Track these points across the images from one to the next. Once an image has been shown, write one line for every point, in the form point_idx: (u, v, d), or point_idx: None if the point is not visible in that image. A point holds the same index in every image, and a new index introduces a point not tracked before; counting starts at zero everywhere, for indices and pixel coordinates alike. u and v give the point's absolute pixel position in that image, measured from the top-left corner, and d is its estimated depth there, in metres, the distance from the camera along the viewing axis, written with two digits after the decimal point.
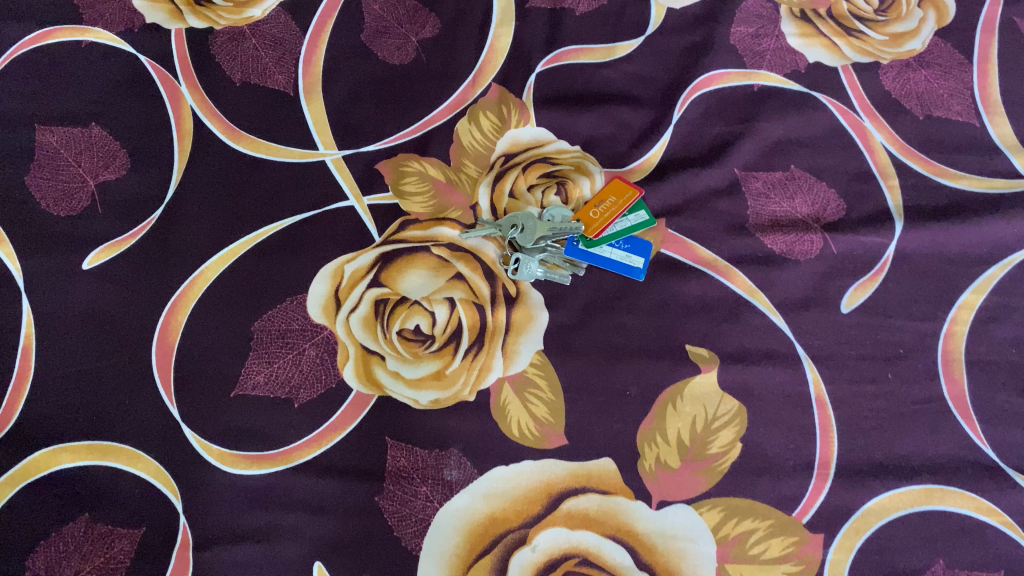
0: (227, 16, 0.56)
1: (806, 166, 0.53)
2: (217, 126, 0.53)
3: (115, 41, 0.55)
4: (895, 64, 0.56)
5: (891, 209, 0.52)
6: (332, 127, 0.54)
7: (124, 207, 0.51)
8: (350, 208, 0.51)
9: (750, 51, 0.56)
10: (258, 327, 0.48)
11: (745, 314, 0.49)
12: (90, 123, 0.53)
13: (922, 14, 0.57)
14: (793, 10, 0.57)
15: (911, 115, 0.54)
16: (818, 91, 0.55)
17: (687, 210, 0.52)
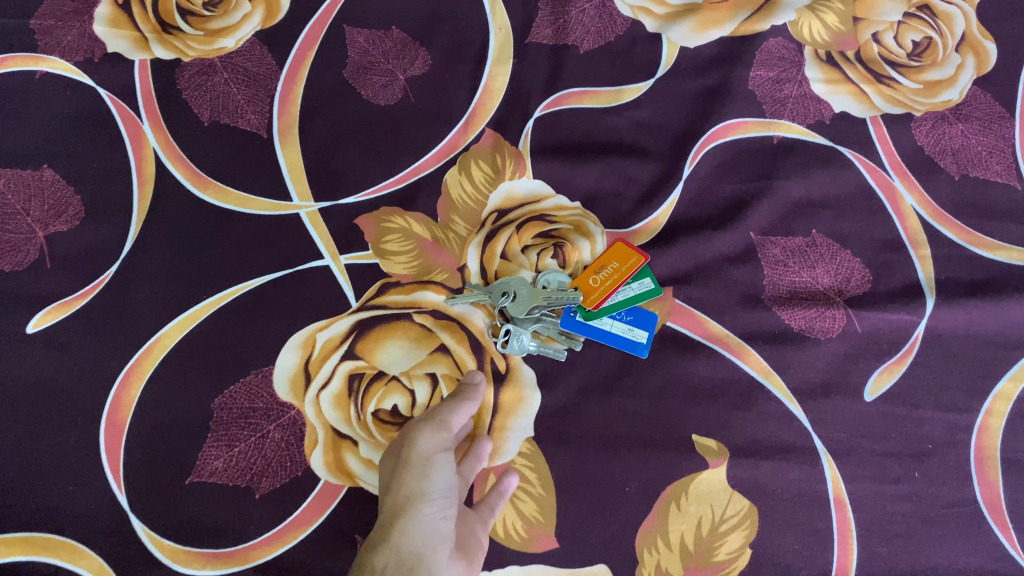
0: (197, 47, 0.51)
1: (829, 231, 0.48)
2: (182, 171, 0.48)
3: (72, 72, 0.50)
4: (929, 116, 0.51)
5: (922, 283, 0.47)
6: (307, 174, 0.49)
7: (76, 262, 0.46)
8: (325, 268, 0.47)
9: (770, 97, 0.51)
10: (218, 405, 0.43)
11: (759, 400, 0.44)
12: (42, 165, 0.48)
13: (960, 60, 0.52)
14: (818, 52, 0.52)
15: (946, 175, 0.49)
16: (844, 145, 0.50)
17: (696, 279, 0.47)
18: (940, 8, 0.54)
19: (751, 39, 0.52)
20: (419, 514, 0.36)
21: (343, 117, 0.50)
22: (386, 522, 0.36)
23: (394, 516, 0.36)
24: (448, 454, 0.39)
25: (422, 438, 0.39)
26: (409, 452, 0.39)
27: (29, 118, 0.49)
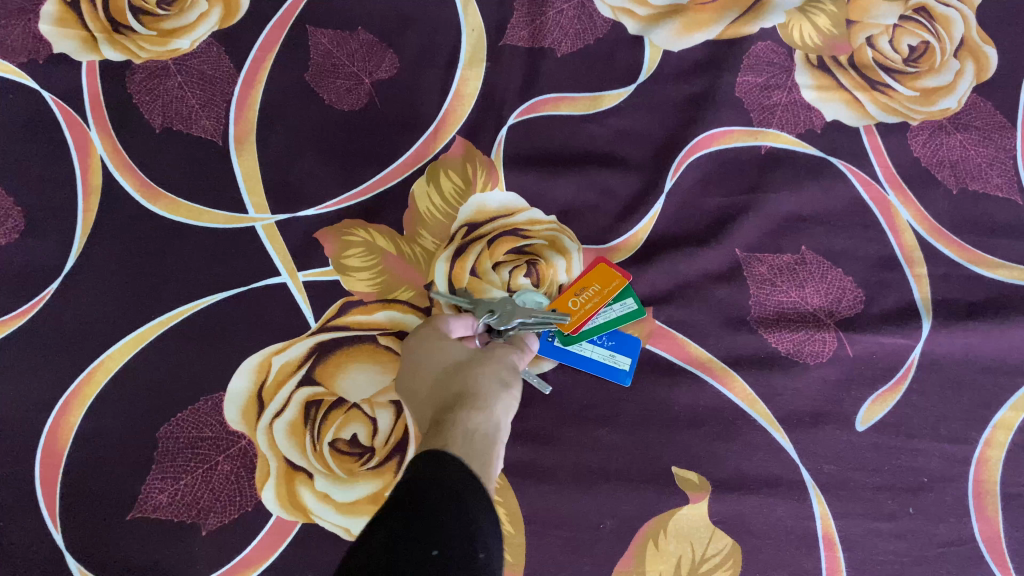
0: (150, 48, 0.48)
1: (820, 248, 0.45)
2: (131, 182, 0.45)
3: (15, 73, 0.47)
4: (926, 126, 0.48)
5: (918, 303, 0.44)
6: (265, 185, 0.46)
7: (15, 278, 0.43)
8: (282, 285, 0.44)
9: (758, 105, 0.48)
10: (164, 434, 0.40)
11: (743, 430, 0.41)
12: None
13: (959, 67, 0.49)
14: (809, 57, 0.49)
15: (944, 189, 0.47)
16: (836, 157, 0.47)
17: (678, 299, 0.44)
18: (938, 10, 0.51)
19: (739, 42, 0.49)
20: (499, 418, 0.35)
21: (304, 124, 0.47)
22: (471, 394, 0.34)
23: (477, 395, 0.34)
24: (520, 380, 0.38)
25: (510, 352, 0.38)
26: (493, 354, 0.37)
27: None
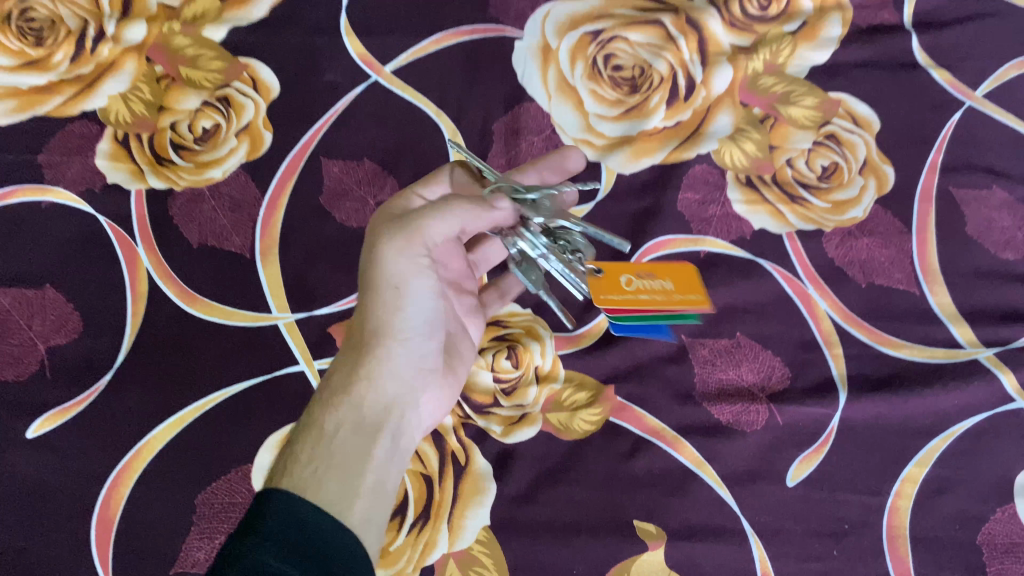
0: (188, 177, 0.57)
1: (753, 334, 0.54)
2: (172, 289, 0.54)
3: (75, 201, 0.57)
4: (837, 231, 0.58)
5: (835, 379, 0.53)
6: (286, 289, 0.54)
7: (73, 372, 0.51)
8: (301, 373, 0.52)
9: (697, 217, 0.58)
10: (201, 500, 0.48)
11: (693, 487, 0.49)
12: (44, 284, 0.54)
13: (862, 182, 0.59)
14: (739, 176, 0.59)
15: (854, 283, 0.56)
16: (764, 258, 0.57)
17: (635, 377, 0.52)
18: (845, 136, 0.61)
19: (680, 165, 0.59)
20: (378, 374, 0.42)
21: (318, 237, 0.56)
22: (347, 378, 0.42)
23: (359, 366, 0.42)
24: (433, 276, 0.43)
25: (393, 244, 0.41)
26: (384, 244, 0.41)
27: (37, 243, 0.55)
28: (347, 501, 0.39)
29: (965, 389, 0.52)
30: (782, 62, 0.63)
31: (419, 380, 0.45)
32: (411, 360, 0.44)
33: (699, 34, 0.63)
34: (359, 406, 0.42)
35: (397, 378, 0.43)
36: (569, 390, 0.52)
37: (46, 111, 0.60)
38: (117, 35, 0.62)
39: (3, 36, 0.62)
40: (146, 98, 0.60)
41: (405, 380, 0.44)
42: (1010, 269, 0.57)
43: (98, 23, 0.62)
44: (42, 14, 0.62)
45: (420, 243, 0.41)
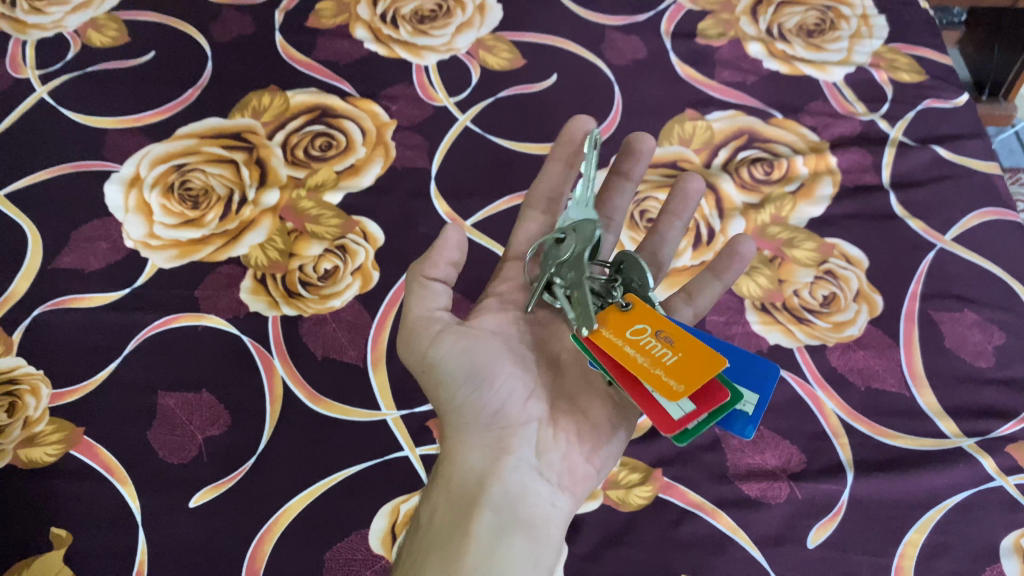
0: (313, 305, 0.72)
1: (773, 427, 0.66)
2: (303, 392, 0.67)
3: (224, 324, 0.71)
4: (838, 345, 0.70)
5: (844, 463, 0.64)
6: (392, 392, 0.68)
7: (226, 456, 0.64)
8: (405, 457, 0.65)
9: (722, 335, 0.71)
10: (329, 555, 0.60)
11: (730, 548, 0.60)
12: (201, 388, 0.67)
13: (857, 307, 0.73)
14: (755, 302, 0.73)
15: (855, 386, 0.68)
16: (780, 367, 0.69)
17: (678, 461, 0.64)
18: (840, 272, 0.75)
19: None
20: (467, 452, 0.53)
21: None
22: (447, 466, 0.54)
23: (454, 452, 0.54)
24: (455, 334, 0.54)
25: (406, 352, 0.55)
26: (405, 343, 0.55)
27: (193, 357, 0.69)
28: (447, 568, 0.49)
29: (951, 470, 0.63)
30: (786, 214, 0.79)
31: (506, 444, 0.53)
32: (491, 426, 0.53)
33: (716, 194, 0.80)
34: (457, 487, 0.52)
35: (480, 450, 0.53)
36: (625, 471, 0.63)
37: (200, 258, 0.75)
38: (256, 199, 0.79)
39: (168, 201, 0.79)
40: (279, 247, 0.76)
41: (489, 449, 0.53)
42: (984, 375, 0.69)
43: (242, 190, 0.79)
44: (197, 184, 0.79)
45: (422, 321, 0.54)
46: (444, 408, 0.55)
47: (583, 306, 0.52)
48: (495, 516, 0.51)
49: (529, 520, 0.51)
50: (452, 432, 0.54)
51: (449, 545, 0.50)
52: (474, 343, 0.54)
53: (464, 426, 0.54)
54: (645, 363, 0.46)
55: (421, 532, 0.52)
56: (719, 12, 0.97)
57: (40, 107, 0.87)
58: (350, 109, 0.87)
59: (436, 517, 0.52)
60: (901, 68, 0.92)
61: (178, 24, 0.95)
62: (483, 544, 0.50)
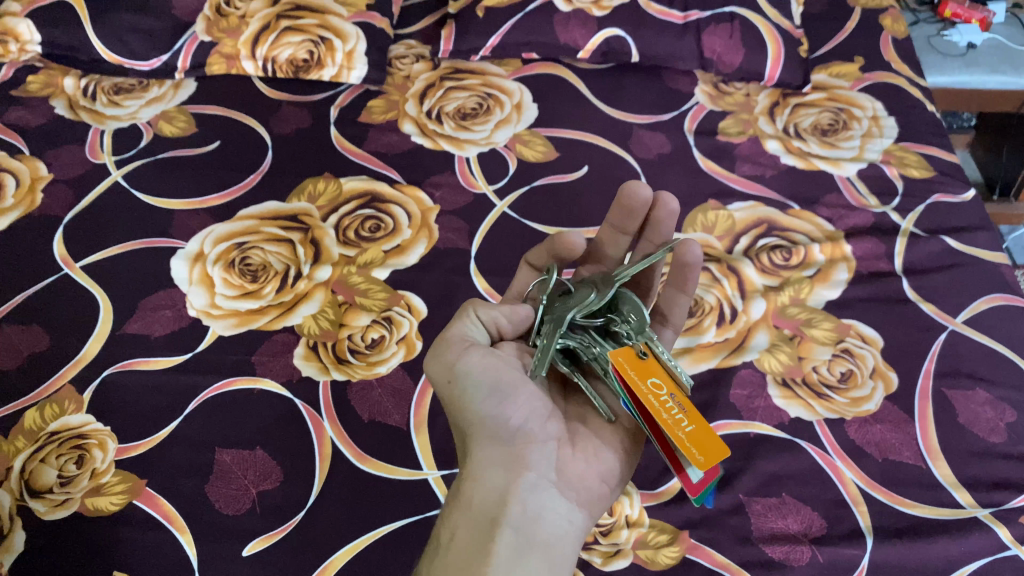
0: (360, 371, 0.78)
1: (795, 494, 0.69)
2: (351, 452, 0.72)
3: (278, 387, 0.76)
4: (856, 419, 0.74)
5: (863, 529, 0.67)
6: (433, 453, 0.72)
7: (277, 509, 0.68)
8: None
9: (746, 407, 0.75)
10: None
11: None
12: (255, 446, 0.72)
13: (873, 383, 0.77)
14: (776, 377, 0.77)
15: (872, 458, 0.72)
16: (800, 438, 0.73)
17: (703, 525, 0.67)
18: (856, 350, 0.79)
19: (730, 368, 0.78)
20: (486, 467, 0.58)
21: None
22: (465, 479, 0.59)
23: (471, 467, 0.59)
24: (484, 354, 0.59)
25: (433, 366, 0.60)
26: (436, 354, 0.60)
27: (249, 418, 0.74)
28: None
29: (967, 538, 0.66)
30: (804, 296, 0.84)
31: (524, 463, 0.59)
32: (510, 445, 0.59)
33: (738, 277, 0.85)
34: (476, 502, 0.57)
35: (499, 467, 0.58)
36: (653, 533, 0.67)
37: (258, 326, 0.81)
38: (310, 274, 0.85)
39: (229, 274, 0.85)
40: (330, 317, 0.82)
41: (507, 469, 0.58)
42: (996, 449, 0.72)
43: (297, 266, 0.86)
44: (256, 260, 0.86)
45: (452, 341, 0.60)
46: (465, 429, 0.60)
47: (543, 353, 0.59)
48: (515, 535, 0.56)
49: (546, 539, 0.57)
50: (471, 453, 0.59)
51: (471, 564, 0.54)
52: (500, 362, 0.59)
53: (486, 442, 0.59)
54: (670, 421, 0.51)
55: (439, 550, 0.56)
56: (739, 112, 1.07)
57: (114, 189, 0.94)
58: (397, 195, 0.95)
59: (456, 536, 0.56)
60: (909, 165, 1.00)
61: (242, 117, 1.05)
62: (504, 563, 0.55)
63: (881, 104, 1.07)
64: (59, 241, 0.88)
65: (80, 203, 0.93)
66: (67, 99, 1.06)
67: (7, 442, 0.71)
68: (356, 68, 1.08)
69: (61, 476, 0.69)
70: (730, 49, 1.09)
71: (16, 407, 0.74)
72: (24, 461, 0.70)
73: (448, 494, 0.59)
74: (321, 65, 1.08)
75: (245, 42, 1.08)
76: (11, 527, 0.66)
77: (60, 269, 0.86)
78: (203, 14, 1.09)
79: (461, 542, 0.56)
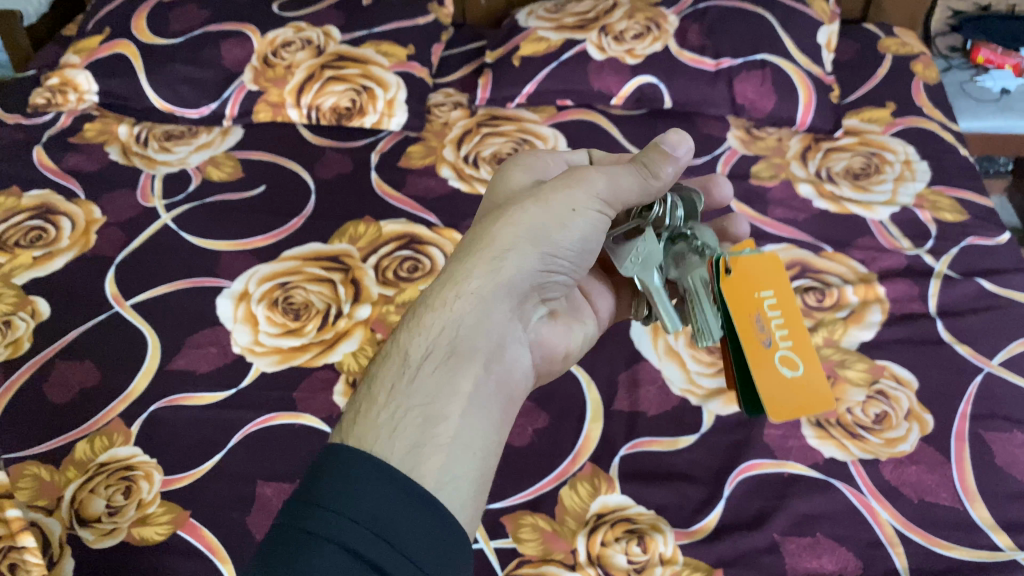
0: None
1: (829, 534, 0.69)
2: None
3: (318, 422, 0.78)
4: (890, 460, 0.74)
5: (900, 570, 0.66)
6: None
7: None
8: (480, 548, 0.68)
9: (780, 447, 0.75)
10: None
11: None
12: (295, 480, 0.74)
13: (908, 425, 0.77)
14: (810, 419, 0.78)
15: (908, 499, 0.71)
16: (835, 479, 0.73)
17: (738, 562, 0.67)
18: (891, 392, 0.79)
19: None
20: (484, 284, 0.55)
21: None
22: (451, 284, 0.55)
23: (468, 274, 0.55)
24: (590, 214, 0.58)
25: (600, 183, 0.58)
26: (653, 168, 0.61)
27: (289, 453, 0.76)
28: (440, 414, 0.50)
29: None
30: (838, 336, 0.85)
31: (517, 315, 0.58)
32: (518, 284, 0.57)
33: None
34: (456, 316, 0.54)
35: (501, 300, 0.56)
36: (687, 570, 0.66)
37: (300, 362, 0.83)
38: (350, 312, 0.88)
39: (272, 313, 0.88)
40: (369, 355, 0.84)
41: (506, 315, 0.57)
42: None
43: (338, 305, 0.89)
44: (299, 299, 0.89)
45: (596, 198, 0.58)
46: (494, 239, 0.56)
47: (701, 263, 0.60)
48: (485, 376, 0.54)
49: (509, 395, 0.56)
50: (484, 270, 0.55)
51: (444, 397, 0.51)
52: (592, 232, 0.58)
53: (507, 265, 0.56)
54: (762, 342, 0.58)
55: (405, 365, 0.52)
56: (771, 157, 1.08)
57: (164, 230, 0.98)
58: (435, 236, 0.97)
59: (428, 358, 0.52)
60: (943, 209, 1.00)
61: (287, 163, 1.09)
62: (472, 401, 0.52)
63: (913, 149, 1.08)
64: (111, 280, 0.92)
65: (132, 243, 0.97)
66: (121, 145, 1.11)
67: (59, 472, 0.74)
68: (397, 115, 1.13)
69: (109, 506, 0.71)
70: (762, 95, 1.12)
71: (67, 439, 0.77)
72: (74, 491, 0.72)
73: (428, 303, 0.55)
74: (362, 112, 1.13)
75: (291, 91, 1.14)
76: (61, 553, 0.68)
77: (111, 307, 0.89)
78: (252, 65, 1.15)
79: (442, 362, 0.52)
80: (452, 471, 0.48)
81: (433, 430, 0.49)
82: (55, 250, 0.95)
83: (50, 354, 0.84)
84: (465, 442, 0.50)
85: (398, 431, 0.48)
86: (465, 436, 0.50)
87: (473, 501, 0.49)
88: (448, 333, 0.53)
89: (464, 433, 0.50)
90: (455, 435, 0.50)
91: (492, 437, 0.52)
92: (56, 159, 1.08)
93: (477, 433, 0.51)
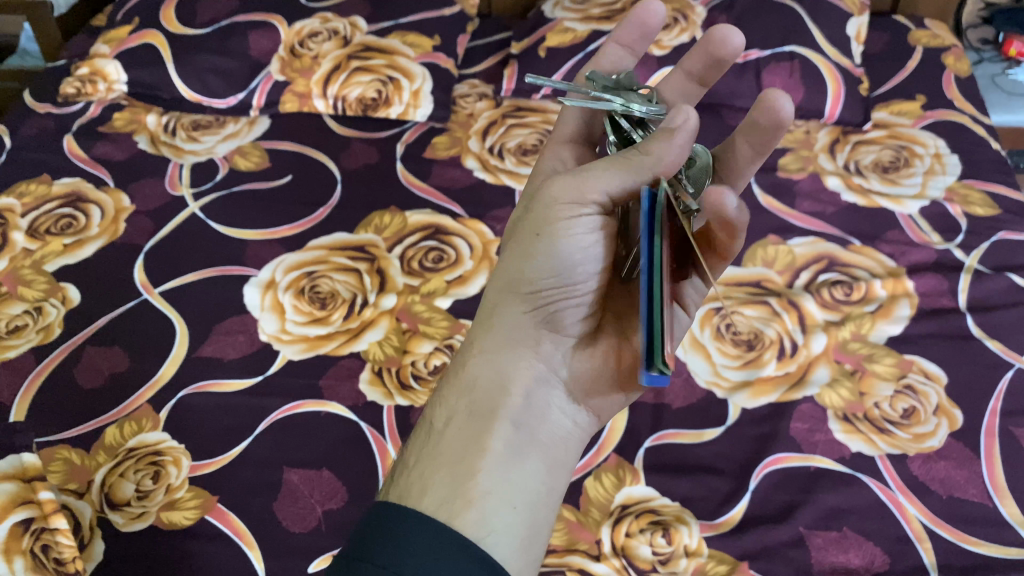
0: (423, 397, 0.80)
1: (857, 529, 0.69)
2: None
3: (344, 410, 0.79)
4: (918, 455, 0.73)
5: (929, 566, 0.66)
6: None
7: (341, 527, 0.70)
8: None
9: (806, 440, 0.75)
10: None
11: None
12: (321, 468, 0.75)
13: (937, 420, 0.76)
14: (838, 412, 0.77)
15: (937, 494, 0.71)
16: (862, 473, 0.72)
17: (764, 555, 0.67)
18: (919, 386, 0.79)
19: (790, 402, 0.78)
20: (485, 351, 0.63)
21: None
22: (463, 357, 0.63)
23: (474, 346, 0.63)
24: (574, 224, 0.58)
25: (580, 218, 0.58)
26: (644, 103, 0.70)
27: (316, 440, 0.77)
28: (464, 475, 0.55)
29: None
30: (865, 331, 0.84)
31: (533, 359, 0.63)
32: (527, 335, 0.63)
33: (799, 311, 0.85)
34: (471, 381, 0.61)
35: (507, 360, 0.62)
36: (712, 563, 0.66)
37: (327, 350, 0.84)
38: (376, 302, 0.88)
39: (299, 301, 0.88)
40: (395, 344, 0.85)
41: (517, 365, 0.62)
42: None
43: (363, 294, 0.89)
44: (325, 288, 0.89)
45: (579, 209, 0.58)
46: (493, 298, 0.64)
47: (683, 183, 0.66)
48: (511, 430, 0.59)
49: (545, 442, 0.61)
50: (494, 329, 0.63)
51: (469, 452, 0.56)
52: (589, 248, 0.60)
53: (503, 323, 0.63)
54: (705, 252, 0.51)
55: (432, 433, 0.59)
56: (798, 149, 1.07)
57: (192, 219, 0.99)
58: (459, 227, 0.98)
59: (450, 423, 0.58)
60: (974, 203, 0.99)
61: (313, 153, 1.09)
62: (499, 457, 0.57)
63: (944, 142, 1.07)
64: (139, 267, 0.93)
65: (160, 231, 0.97)
66: (149, 135, 1.12)
67: (89, 456, 0.75)
68: (423, 106, 1.13)
69: (138, 490, 0.72)
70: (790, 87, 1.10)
71: (99, 423, 0.78)
72: (104, 475, 0.73)
73: (451, 376, 0.62)
74: (388, 103, 1.13)
75: (317, 81, 1.14)
76: (92, 536, 0.69)
77: (140, 294, 0.90)
78: (279, 55, 1.16)
79: (461, 423, 0.58)
80: (487, 523, 0.53)
81: (464, 486, 0.54)
82: (85, 237, 0.96)
83: (80, 340, 0.85)
84: (494, 495, 0.55)
85: (430, 488, 0.54)
86: (494, 491, 0.55)
87: (517, 546, 0.54)
88: (466, 398, 0.60)
89: (494, 486, 0.55)
90: (487, 489, 0.55)
91: (531, 483, 0.58)
92: (86, 148, 1.09)
93: (512, 481, 0.56)
